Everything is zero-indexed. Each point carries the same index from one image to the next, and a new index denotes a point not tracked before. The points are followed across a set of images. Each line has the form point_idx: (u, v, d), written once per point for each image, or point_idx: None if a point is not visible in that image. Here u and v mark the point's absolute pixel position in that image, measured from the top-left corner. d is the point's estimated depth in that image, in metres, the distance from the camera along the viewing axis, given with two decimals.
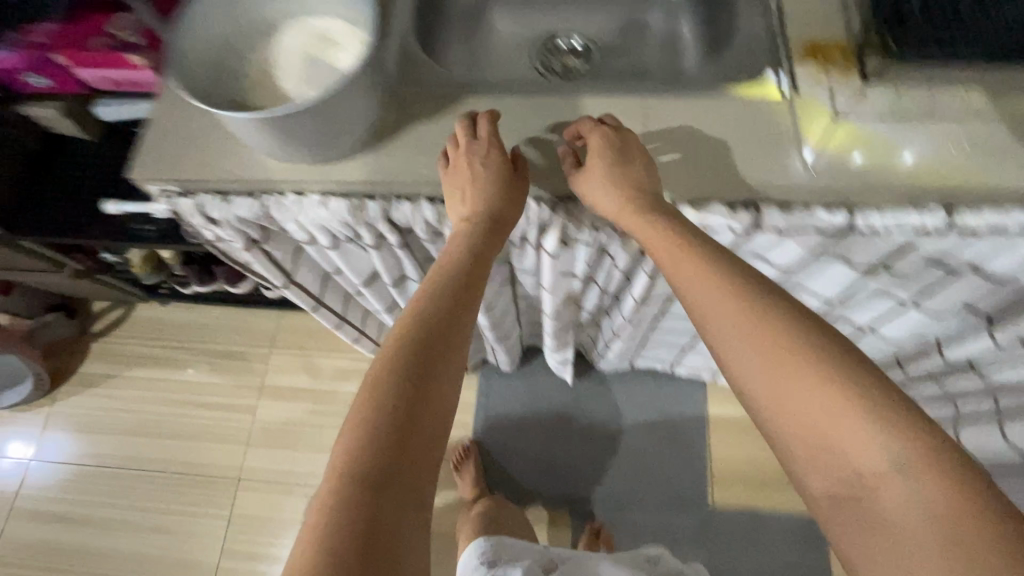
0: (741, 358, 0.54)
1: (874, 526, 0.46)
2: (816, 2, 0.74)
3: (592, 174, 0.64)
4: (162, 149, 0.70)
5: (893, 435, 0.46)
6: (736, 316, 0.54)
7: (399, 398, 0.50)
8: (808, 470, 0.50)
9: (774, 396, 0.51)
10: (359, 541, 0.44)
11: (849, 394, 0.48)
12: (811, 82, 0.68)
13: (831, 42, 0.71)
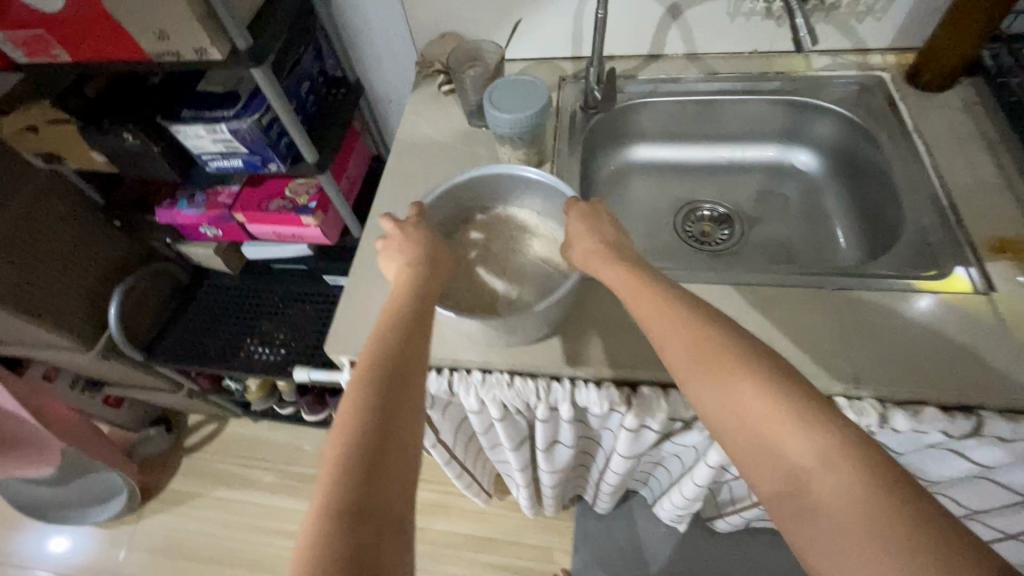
0: (699, 380, 0.50)
1: (813, 518, 0.42)
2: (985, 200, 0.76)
3: (573, 241, 0.66)
4: (359, 322, 0.75)
5: (811, 429, 0.44)
6: (683, 341, 0.52)
7: (375, 397, 0.49)
8: (748, 468, 0.47)
9: (717, 398, 0.49)
10: (343, 551, 0.40)
11: (778, 405, 0.46)
12: (1009, 281, 0.68)
13: (1019, 241, 0.72)
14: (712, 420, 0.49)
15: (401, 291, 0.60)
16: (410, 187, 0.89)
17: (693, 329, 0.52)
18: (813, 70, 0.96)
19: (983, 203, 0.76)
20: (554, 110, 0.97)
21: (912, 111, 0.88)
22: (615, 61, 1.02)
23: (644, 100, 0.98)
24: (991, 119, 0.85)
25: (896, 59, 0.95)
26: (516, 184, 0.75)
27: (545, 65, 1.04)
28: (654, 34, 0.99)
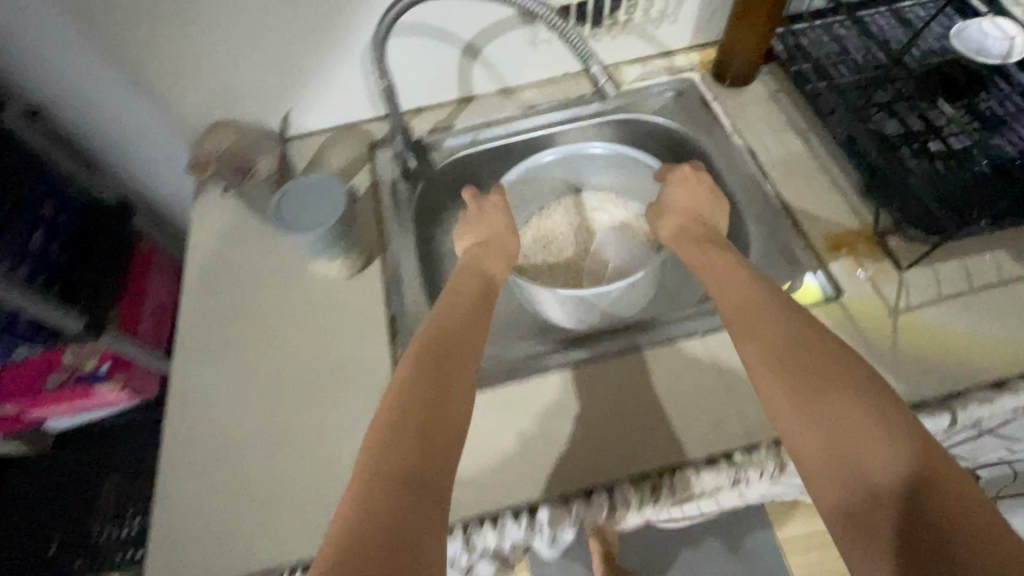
0: (755, 348, 0.53)
1: (876, 531, 0.41)
2: (810, 194, 0.78)
3: (669, 208, 0.76)
4: (186, 533, 0.60)
5: (896, 446, 0.43)
6: (771, 322, 0.55)
7: (423, 392, 0.53)
8: (807, 458, 0.46)
9: (793, 394, 0.49)
10: (374, 517, 0.42)
11: (864, 412, 0.45)
12: (852, 278, 0.69)
13: (849, 232, 0.73)
14: (774, 409, 0.50)
15: (451, 303, 0.66)
16: (221, 330, 0.73)
17: (794, 322, 0.54)
18: (627, 83, 0.92)
19: (810, 198, 0.77)
20: (371, 187, 0.85)
21: (728, 110, 0.88)
22: (426, 113, 0.91)
23: (467, 150, 0.89)
24: (795, 106, 0.86)
25: (699, 55, 0.93)
26: (579, 160, 0.92)
27: (349, 133, 0.90)
28: (458, 76, 0.88)
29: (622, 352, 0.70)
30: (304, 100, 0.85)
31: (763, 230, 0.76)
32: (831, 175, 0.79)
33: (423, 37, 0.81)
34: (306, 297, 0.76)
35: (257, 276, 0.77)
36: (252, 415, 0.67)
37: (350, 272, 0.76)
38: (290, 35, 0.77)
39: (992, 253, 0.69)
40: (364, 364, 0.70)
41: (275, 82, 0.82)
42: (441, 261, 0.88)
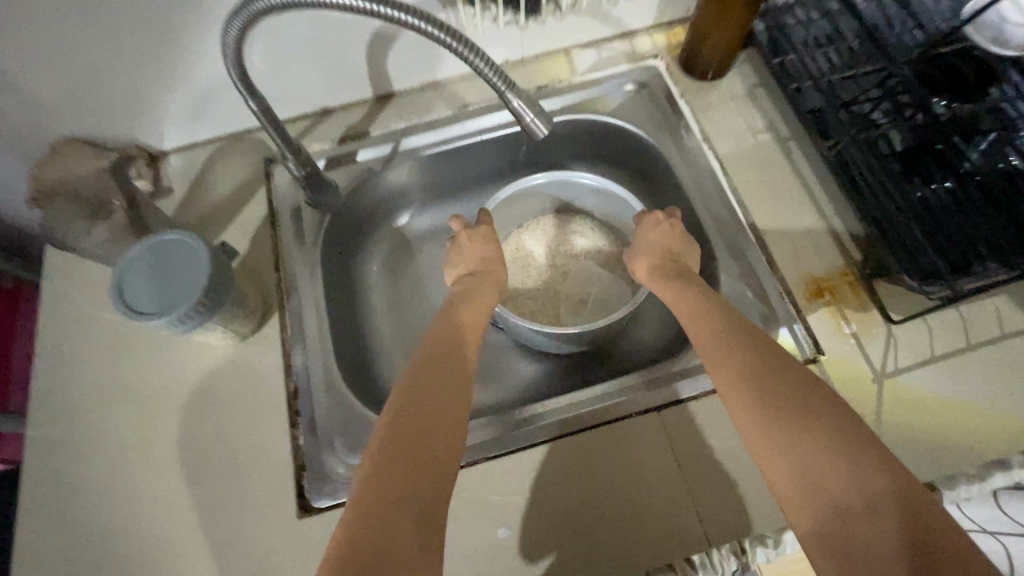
0: (716, 353, 0.51)
1: (851, 554, 0.38)
2: (791, 221, 0.66)
3: (642, 250, 0.66)
4: None
5: (862, 471, 0.40)
6: (716, 330, 0.53)
7: (420, 397, 0.50)
8: (775, 472, 0.43)
9: (753, 402, 0.46)
10: (372, 544, 0.38)
11: (824, 423, 0.43)
12: (833, 334, 0.59)
13: (833, 275, 0.62)
14: (738, 419, 0.46)
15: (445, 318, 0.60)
16: (83, 413, 0.60)
17: (746, 338, 0.51)
18: (579, 74, 0.76)
19: (791, 228, 0.65)
20: (267, 217, 0.70)
21: (698, 110, 0.73)
22: (335, 116, 0.75)
23: (385, 165, 0.74)
24: (776, 105, 0.73)
25: (666, 37, 0.77)
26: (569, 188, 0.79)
27: (241, 146, 0.74)
28: (370, 71, 0.72)
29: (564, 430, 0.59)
30: (175, 108, 0.68)
31: (734, 268, 0.64)
32: (816, 196, 0.67)
33: (316, 28, 0.64)
34: (188, 367, 0.62)
35: (126, 340, 0.63)
36: (122, 526, 0.56)
37: (238, 338, 0.62)
38: (134, 29, 0.59)
39: (990, 297, 0.60)
40: (260, 454, 0.58)
41: (130, 88, 0.64)
42: (362, 300, 0.75)
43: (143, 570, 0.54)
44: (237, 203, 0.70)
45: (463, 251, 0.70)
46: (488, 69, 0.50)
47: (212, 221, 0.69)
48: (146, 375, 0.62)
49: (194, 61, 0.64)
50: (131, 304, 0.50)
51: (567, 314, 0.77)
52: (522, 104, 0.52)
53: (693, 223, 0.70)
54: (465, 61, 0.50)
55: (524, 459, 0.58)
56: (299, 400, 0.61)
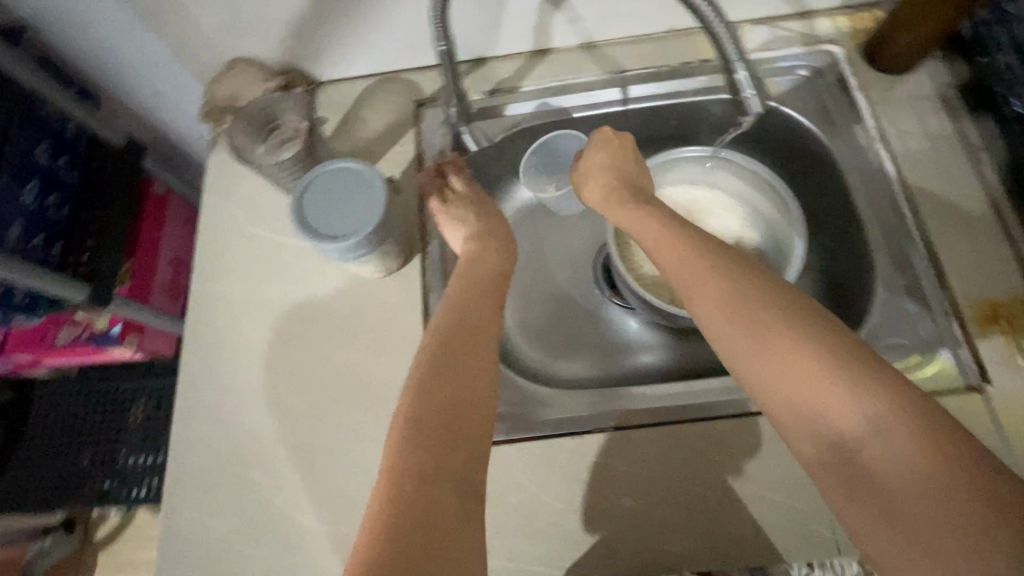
0: (699, 287, 0.47)
1: (865, 485, 0.38)
2: (970, 237, 0.60)
3: (589, 172, 0.63)
4: (192, 548, 0.56)
5: (868, 398, 0.38)
6: (693, 268, 0.49)
7: (443, 358, 0.48)
8: (783, 417, 0.42)
9: (750, 347, 0.43)
10: (400, 512, 0.39)
11: (814, 358, 0.40)
12: (1006, 366, 0.55)
13: (1015, 302, 0.57)
14: (734, 364, 0.45)
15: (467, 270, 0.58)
16: (236, 320, 0.64)
17: (722, 276, 0.47)
18: (747, 52, 0.71)
19: (969, 244, 0.60)
20: (413, 159, 0.70)
21: (876, 105, 0.68)
22: (489, 66, 0.74)
23: (534, 121, 0.73)
24: (968, 109, 0.66)
25: (849, 21, 0.71)
26: (723, 170, 0.74)
27: (394, 85, 0.74)
28: (534, 23, 0.70)
29: (687, 417, 0.58)
30: (342, 39, 0.69)
31: (896, 278, 0.60)
32: (1003, 214, 0.61)
33: None
34: (331, 294, 0.65)
35: (276, 259, 0.67)
36: (265, 428, 0.60)
37: (382, 273, 0.64)
38: None
39: None
40: (392, 384, 0.60)
41: (306, 14, 0.66)
42: None
43: (282, 474, 0.58)
44: (385, 140, 0.71)
45: (467, 204, 0.66)
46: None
47: (361, 156, 0.71)
48: (292, 295, 0.65)
49: None
50: (308, 222, 0.51)
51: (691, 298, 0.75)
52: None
53: (850, 224, 0.66)
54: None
55: (649, 437, 0.57)
56: None
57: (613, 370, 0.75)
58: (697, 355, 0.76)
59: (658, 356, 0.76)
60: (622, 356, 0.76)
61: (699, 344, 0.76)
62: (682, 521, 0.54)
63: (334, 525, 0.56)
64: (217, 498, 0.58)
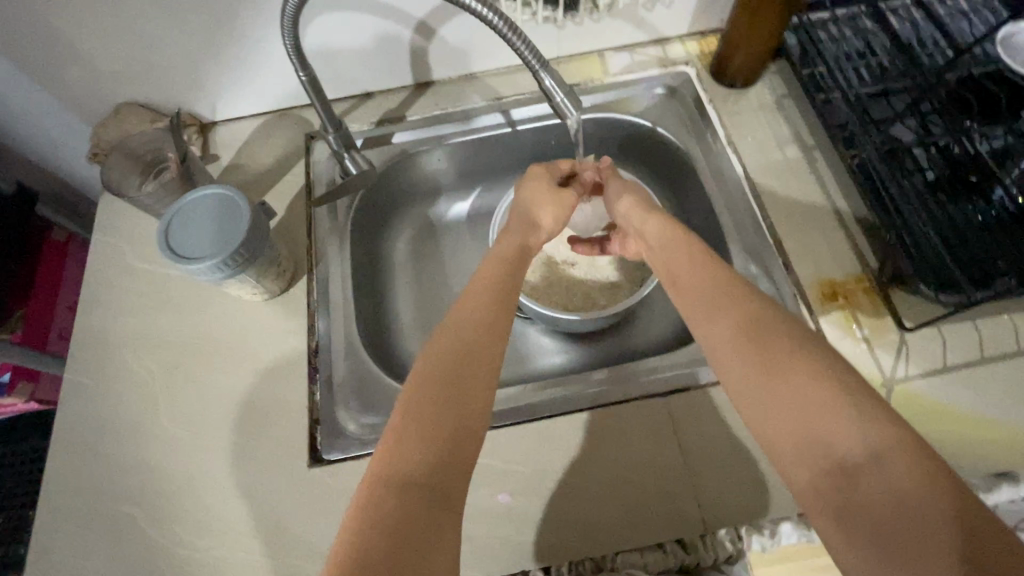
0: (719, 303, 0.47)
1: (855, 510, 0.36)
2: (810, 226, 0.67)
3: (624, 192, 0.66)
4: None
5: (868, 422, 0.37)
6: (699, 269, 0.51)
7: (447, 363, 0.46)
8: (774, 422, 0.40)
9: (755, 354, 0.43)
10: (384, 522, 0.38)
11: (820, 372, 0.40)
12: (845, 337, 0.59)
13: (849, 280, 0.62)
14: (725, 359, 0.45)
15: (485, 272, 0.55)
16: (119, 354, 0.64)
17: (731, 290, 0.48)
18: (611, 75, 0.78)
19: (810, 232, 0.66)
20: (302, 188, 0.73)
21: (724, 116, 0.75)
22: (376, 100, 0.79)
23: (419, 146, 0.77)
24: (803, 115, 0.74)
25: (698, 45, 0.80)
26: None
27: (285, 121, 0.78)
28: (411, 58, 0.76)
29: (563, 411, 0.60)
30: (229, 79, 0.73)
31: (749, 267, 0.65)
32: (836, 203, 0.68)
33: (364, 12, 0.68)
34: (220, 321, 0.66)
35: (163, 290, 0.67)
36: (143, 459, 0.59)
37: (266, 294, 0.65)
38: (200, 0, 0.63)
39: (1010, 313, 0.59)
40: (276, 404, 0.61)
41: (189, 56, 0.69)
42: (385, 274, 0.78)
43: (161, 504, 0.57)
44: (275, 172, 0.74)
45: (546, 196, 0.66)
46: (528, 51, 0.52)
47: (251, 188, 0.73)
48: (180, 324, 0.66)
49: (254, 38, 0.69)
50: (182, 253, 0.54)
51: (580, 304, 0.79)
52: (554, 83, 0.55)
53: (710, 223, 0.72)
54: (505, 39, 0.52)
55: (528, 433, 0.59)
56: (318, 358, 0.64)
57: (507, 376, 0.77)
58: (593, 357, 0.78)
59: (556, 361, 0.78)
60: (518, 363, 0.78)
61: (592, 346, 0.79)
62: (559, 513, 0.55)
63: (210, 552, 0.55)
64: (92, 534, 0.56)
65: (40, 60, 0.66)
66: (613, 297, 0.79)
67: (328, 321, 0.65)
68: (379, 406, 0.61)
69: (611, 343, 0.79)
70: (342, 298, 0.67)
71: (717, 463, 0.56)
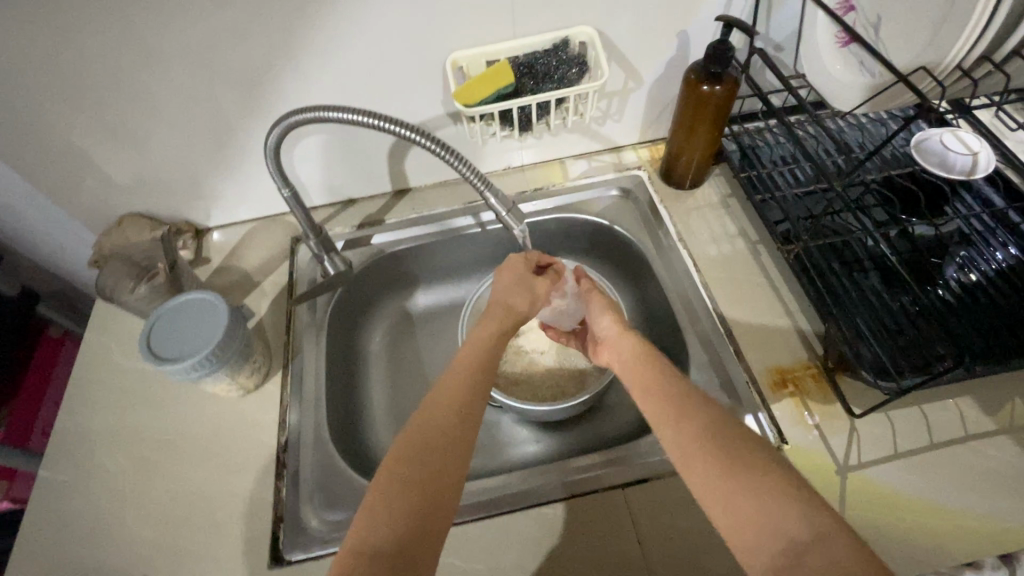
0: (667, 406, 0.50)
1: None
2: (757, 314, 0.71)
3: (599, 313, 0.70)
4: None
5: (804, 509, 0.39)
6: (659, 376, 0.55)
7: (428, 435, 0.49)
8: (730, 514, 0.41)
9: (701, 446, 0.45)
10: None
11: (760, 466, 0.43)
12: (797, 424, 0.61)
13: (798, 366, 0.65)
14: (683, 459, 0.46)
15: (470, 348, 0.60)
16: (94, 449, 0.66)
17: (680, 392, 0.51)
18: (571, 180, 0.86)
19: (759, 321, 0.70)
20: (285, 287, 0.79)
21: (674, 214, 0.82)
22: (358, 205, 0.87)
23: (395, 247, 0.83)
24: (747, 213, 0.81)
25: (649, 152, 0.89)
26: None
27: (275, 226, 0.86)
28: (389, 170, 0.84)
29: (525, 504, 0.60)
30: (225, 190, 0.81)
31: (703, 355, 0.68)
32: (781, 293, 0.72)
33: (345, 135, 0.77)
34: (196, 416, 0.68)
35: (147, 385, 0.71)
36: (103, 560, 0.59)
37: (244, 390, 0.68)
38: (202, 127, 0.73)
39: (955, 400, 0.62)
40: (242, 499, 0.62)
41: (190, 173, 0.78)
42: (361, 367, 0.81)
43: None
44: (262, 273, 0.81)
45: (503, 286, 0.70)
46: (470, 173, 0.61)
47: (240, 288, 0.79)
48: (157, 418, 0.68)
49: (250, 157, 0.78)
50: (161, 357, 0.58)
51: (548, 391, 0.81)
52: (498, 201, 0.63)
53: (667, 311, 0.76)
54: (450, 166, 0.60)
55: (488, 530, 0.59)
56: (286, 453, 0.65)
57: (476, 467, 0.77)
58: (563, 447, 0.79)
59: (524, 450, 0.79)
60: (487, 453, 0.78)
61: (562, 433, 0.80)
62: None
63: None
64: None
65: (58, 181, 0.74)
66: (580, 385, 0.81)
67: (300, 415, 0.68)
68: (343, 502, 0.62)
69: (581, 432, 0.80)
70: (315, 391, 0.70)
71: (678, 557, 0.55)
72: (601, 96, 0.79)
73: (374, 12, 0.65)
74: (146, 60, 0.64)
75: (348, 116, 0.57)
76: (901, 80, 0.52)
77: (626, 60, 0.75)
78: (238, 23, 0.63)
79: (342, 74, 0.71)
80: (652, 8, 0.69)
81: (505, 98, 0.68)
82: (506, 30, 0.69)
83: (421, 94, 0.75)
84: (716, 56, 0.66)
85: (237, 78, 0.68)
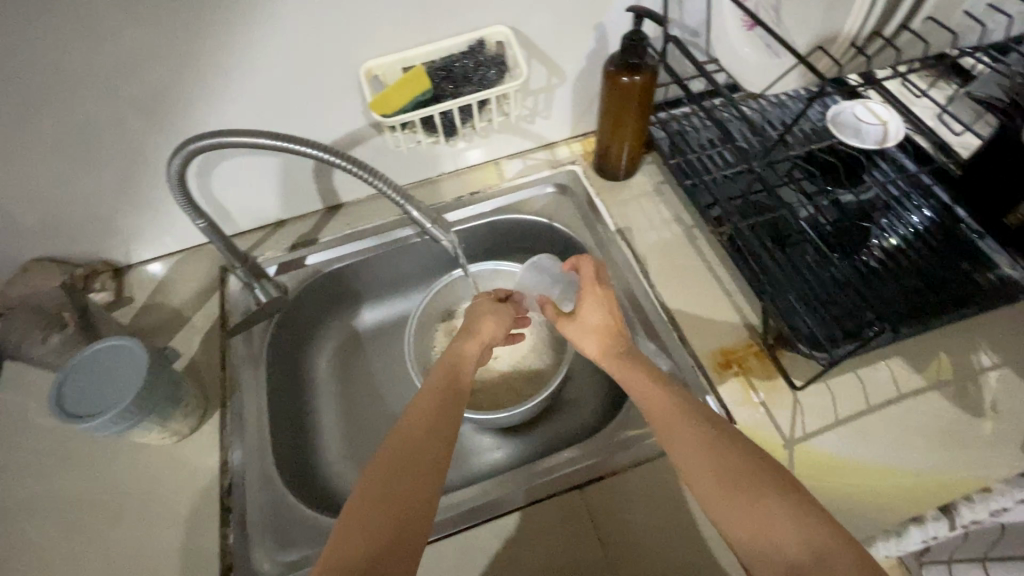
0: (673, 418, 0.50)
1: None
2: (698, 298, 0.72)
3: (585, 331, 0.63)
4: None
5: (802, 521, 0.40)
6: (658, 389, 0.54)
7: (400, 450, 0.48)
8: (730, 523, 0.42)
9: (707, 455, 0.45)
10: None
11: (761, 475, 0.43)
12: (742, 403, 0.62)
13: (740, 346, 0.67)
14: (686, 469, 0.46)
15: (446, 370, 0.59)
16: (13, 521, 0.61)
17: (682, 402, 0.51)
18: (506, 181, 0.85)
19: (700, 305, 0.71)
20: (218, 320, 0.75)
21: (610, 205, 0.82)
22: (289, 226, 0.83)
23: (332, 266, 0.80)
24: (680, 198, 0.82)
25: (581, 146, 0.88)
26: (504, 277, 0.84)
27: (202, 257, 0.82)
28: (317, 187, 0.81)
29: (484, 518, 0.59)
30: (139, 225, 0.76)
31: (649, 345, 0.69)
32: (719, 276, 0.74)
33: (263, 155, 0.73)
34: (127, 470, 0.64)
35: (69, 443, 0.66)
36: None
37: (178, 436, 0.65)
38: (103, 160, 0.68)
39: (886, 361, 0.64)
40: (186, 552, 0.58)
41: (97, 211, 0.72)
42: (308, 394, 0.78)
43: None
44: (190, 309, 0.77)
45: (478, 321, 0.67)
46: (392, 190, 0.59)
47: (168, 327, 0.75)
48: (83, 477, 0.63)
49: (162, 188, 0.73)
50: (71, 413, 0.54)
51: (504, 396, 0.80)
52: (419, 214, 0.62)
53: None
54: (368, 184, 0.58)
55: (450, 549, 0.58)
56: (231, 497, 0.62)
57: None
58: (524, 450, 0.78)
59: (485, 459, 0.77)
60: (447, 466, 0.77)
61: (521, 437, 0.79)
62: None
63: None
64: None
65: None
66: (535, 386, 0.81)
67: (244, 455, 0.64)
68: (298, 539, 0.59)
69: (540, 434, 0.79)
70: (258, 427, 0.67)
71: (639, 551, 0.56)
72: (526, 94, 0.78)
73: (275, 26, 0.61)
74: (25, 98, 0.59)
75: (258, 140, 0.54)
76: (804, 65, 0.53)
77: (546, 56, 0.74)
78: (124, 49, 0.58)
79: (251, 94, 0.67)
80: (564, 4, 0.68)
81: (425, 105, 0.66)
82: (418, 34, 0.67)
83: (338, 106, 0.72)
84: (633, 47, 0.67)
85: (135, 107, 0.64)
